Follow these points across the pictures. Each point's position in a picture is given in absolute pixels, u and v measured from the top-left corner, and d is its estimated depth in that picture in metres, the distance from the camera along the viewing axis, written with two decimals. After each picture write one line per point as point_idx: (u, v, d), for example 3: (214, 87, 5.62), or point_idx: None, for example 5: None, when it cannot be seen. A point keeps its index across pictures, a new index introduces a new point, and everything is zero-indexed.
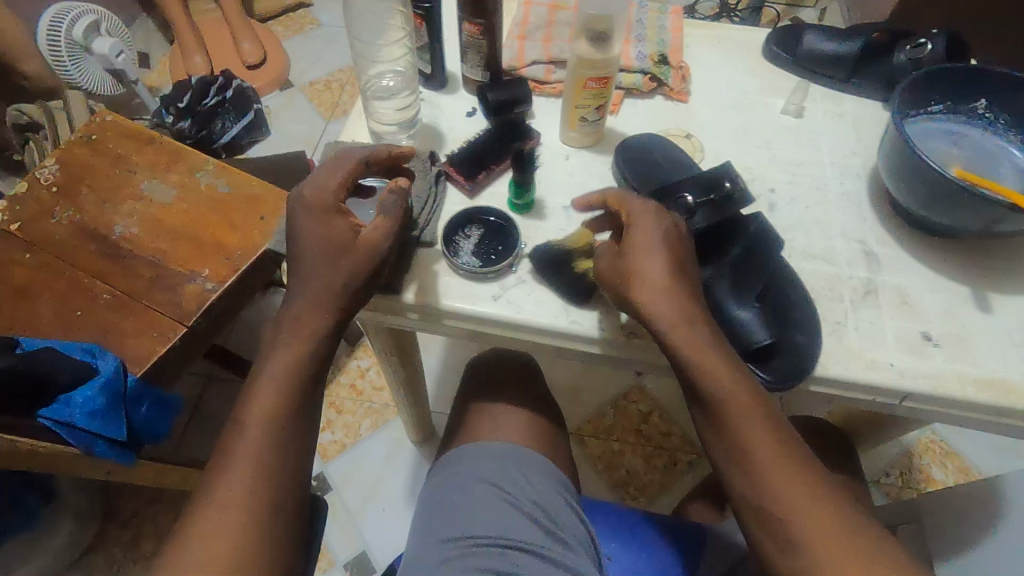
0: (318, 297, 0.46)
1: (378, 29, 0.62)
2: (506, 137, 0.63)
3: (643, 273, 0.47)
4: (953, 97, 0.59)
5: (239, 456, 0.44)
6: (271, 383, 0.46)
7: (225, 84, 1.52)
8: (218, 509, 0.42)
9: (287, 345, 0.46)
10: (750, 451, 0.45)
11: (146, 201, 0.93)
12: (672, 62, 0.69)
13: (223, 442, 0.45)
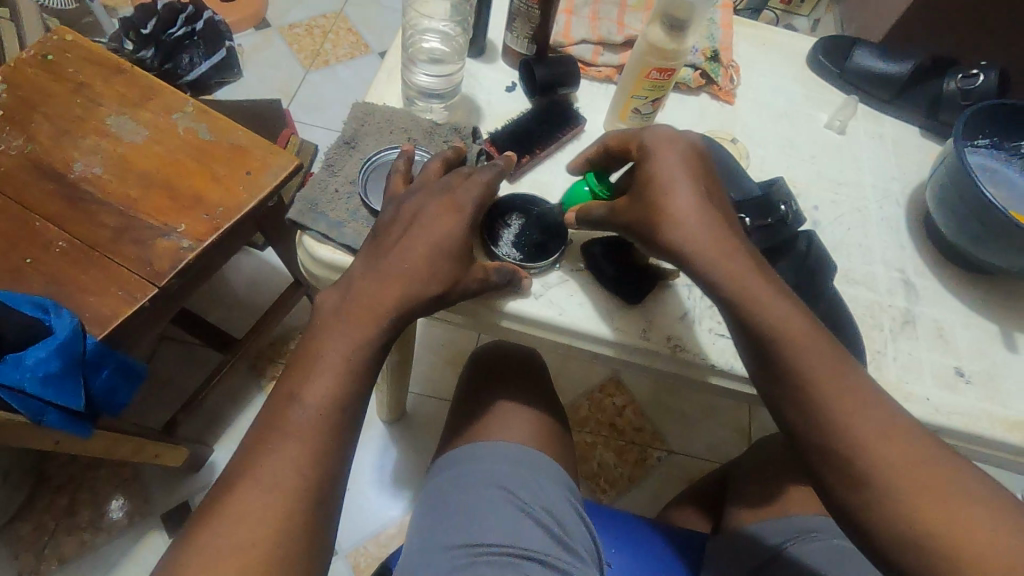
0: (399, 278, 0.43)
1: None
2: (551, 119, 0.58)
3: (677, 210, 0.44)
4: (1000, 133, 0.59)
5: (292, 433, 0.40)
6: (334, 359, 0.42)
7: (195, 15, 1.41)
8: (261, 489, 0.38)
9: (354, 321, 0.42)
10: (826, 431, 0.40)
11: (113, 139, 0.83)
12: (723, 60, 0.66)
13: (275, 420, 0.41)
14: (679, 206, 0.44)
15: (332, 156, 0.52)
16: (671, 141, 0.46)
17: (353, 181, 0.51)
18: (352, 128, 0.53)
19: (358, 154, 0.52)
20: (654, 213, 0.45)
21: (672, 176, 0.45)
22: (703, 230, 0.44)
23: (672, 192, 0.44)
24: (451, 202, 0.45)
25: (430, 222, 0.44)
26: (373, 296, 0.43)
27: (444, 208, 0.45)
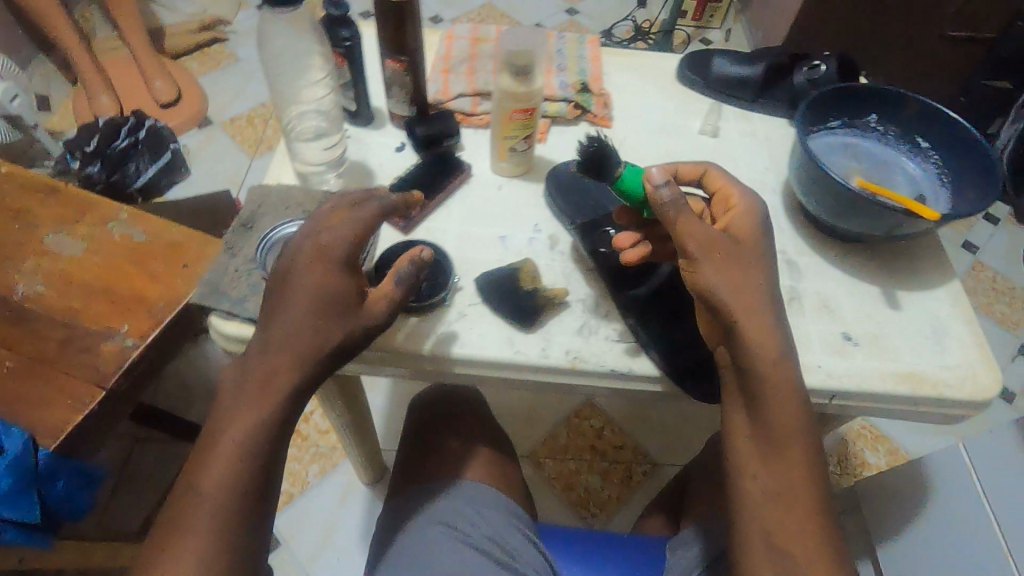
0: (291, 352, 0.45)
1: (296, 68, 0.57)
2: (437, 170, 0.63)
3: (754, 266, 0.49)
4: (848, 114, 0.64)
5: (196, 523, 0.42)
6: (234, 442, 0.44)
7: (138, 125, 1.41)
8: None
9: (250, 403, 0.44)
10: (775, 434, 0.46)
11: (53, 257, 0.86)
12: (594, 90, 0.72)
13: (177, 509, 0.43)
14: (748, 262, 0.49)
15: (231, 239, 0.55)
16: (760, 217, 0.52)
17: (251, 259, 0.54)
18: (249, 210, 0.57)
19: (256, 233, 0.56)
20: (728, 261, 0.49)
21: (753, 243, 0.50)
22: (736, 276, 0.48)
23: (748, 250, 0.50)
24: (321, 251, 0.46)
25: (303, 275, 0.46)
26: (266, 370, 0.45)
27: (314, 260, 0.46)
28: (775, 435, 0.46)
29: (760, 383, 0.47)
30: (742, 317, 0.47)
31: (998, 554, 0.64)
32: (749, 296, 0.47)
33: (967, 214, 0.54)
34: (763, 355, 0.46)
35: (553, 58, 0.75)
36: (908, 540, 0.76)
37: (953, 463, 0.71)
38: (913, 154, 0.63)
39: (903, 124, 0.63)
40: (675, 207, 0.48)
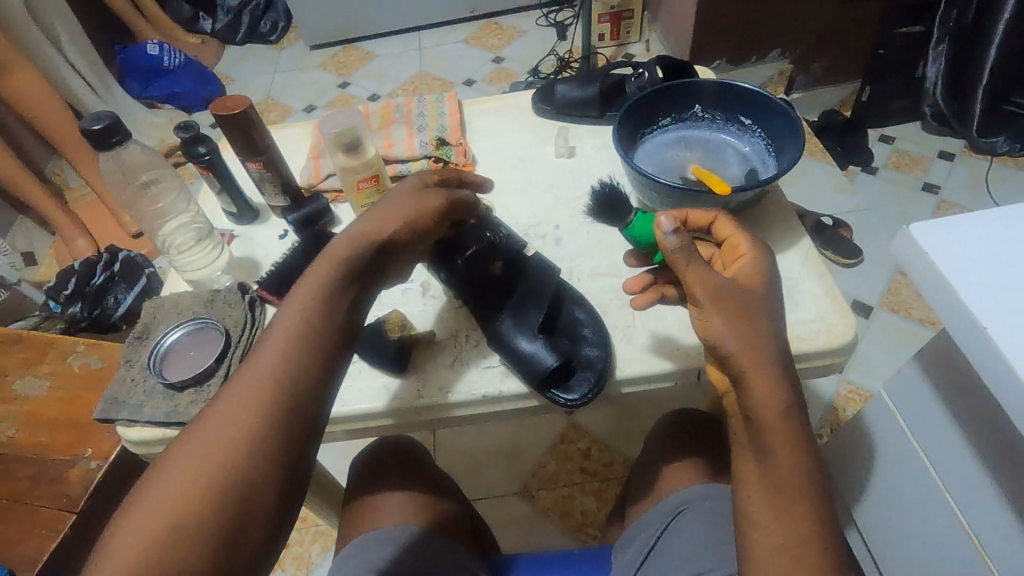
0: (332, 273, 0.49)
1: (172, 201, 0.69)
2: (313, 246, 0.68)
3: (761, 313, 0.45)
4: (674, 111, 0.68)
5: (228, 404, 0.43)
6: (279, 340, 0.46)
7: (112, 260, 1.50)
8: (195, 445, 0.41)
9: (298, 305, 0.47)
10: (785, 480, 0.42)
11: (21, 400, 0.93)
12: (452, 141, 0.78)
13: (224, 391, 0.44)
14: (753, 298, 0.46)
15: (129, 352, 0.61)
16: (768, 268, 0.48)
17: (146, 367, 0.60)
18: (144, 322, 0.63)
19: (150, 342, 0.62)
20: (738, 303, 0.45)
21: (760, 285, 0.47)
22: (744, 330, 0.44)
23: (758, 300, 0.46)
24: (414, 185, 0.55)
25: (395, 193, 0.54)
26: (316, 289, 0.48)
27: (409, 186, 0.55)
28: (785, 489, 0.42)
29: (771, 437, 0.43)
30: (751, 372, 0.43)
31: (936, 491, 0.65)
32: (754, 356, 0.43)
33: (780, 176, 0.58)
34: (773, 407, 0.43)
35: (415, 120, 0.82)
36: (873, 490, 0.76)
37: (880, 407, 0.72)
38: (740, 131, 0.67)
39: (725, 106, 0.67)
40: (683, 251, 0.47)
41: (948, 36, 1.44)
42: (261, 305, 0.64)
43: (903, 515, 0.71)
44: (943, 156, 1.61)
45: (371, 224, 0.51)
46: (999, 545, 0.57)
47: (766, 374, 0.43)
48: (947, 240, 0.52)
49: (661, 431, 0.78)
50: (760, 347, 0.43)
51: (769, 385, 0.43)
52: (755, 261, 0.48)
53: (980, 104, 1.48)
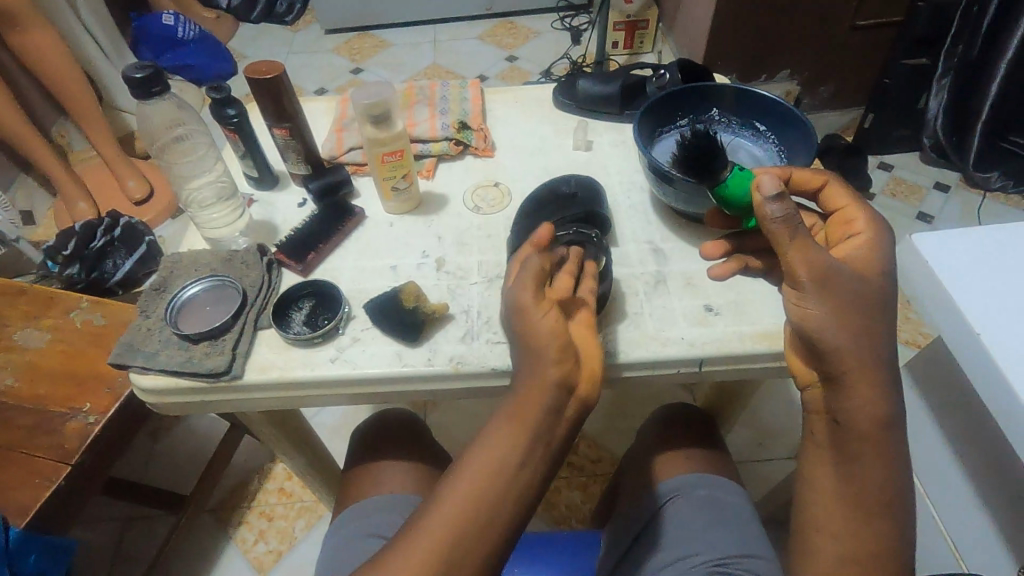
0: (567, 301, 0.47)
1: (198, 165, 0.71)
2: (331, 217, 0.70)
3: (870, 295, 0.45)
4: (692, 111, 0.71)
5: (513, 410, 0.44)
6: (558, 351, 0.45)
7: (113, 224, 1.47)
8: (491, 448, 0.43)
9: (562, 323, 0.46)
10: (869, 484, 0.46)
11: (21, 351, 0.93)
12: (473, 126, 0.79)
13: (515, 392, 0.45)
14: (865, 279, 0.46)
15: (145, 304, 0.62)
16: (880, 250, 0.48)
17: (164, 318, 0.61)
18: (162, 276, 0.64)
19: (168, 296, 0.62)
20: (857, 285, 0.45)
21: (869, 261, 0.48)
22: (853, 325, 0.44)
23: (870, 283, 0.46)
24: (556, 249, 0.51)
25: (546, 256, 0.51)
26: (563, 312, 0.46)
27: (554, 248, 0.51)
28: (863, 498, 0.46)
29: (866, 446, 0.45)
30: (851, 369, 0.44)
31: (917, 496, 0.67)
32: (857, 359, 0.44)
33: None
34: (864, 412, 0.45)
35: (438, 103, 0.83)
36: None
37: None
38: (755, 137, 0.70)
39: (741, 111, 0.70)
40: (786, 223, 0.44)
41: (953, 70, 1.50)
42: (277, 267, 0.65)
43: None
44: (938, 187, 1.65)
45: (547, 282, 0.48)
46: (972, 548, 0.59)
47: (869, 386, 0.45)
48: (944, 250, 0.54)
49: (656, 420, 0.80)
50: (859, 351, 0.44)
51: (869, 392, 0.45)
52: (869, 240, 0.49)
53: (978, 138, 1.53)
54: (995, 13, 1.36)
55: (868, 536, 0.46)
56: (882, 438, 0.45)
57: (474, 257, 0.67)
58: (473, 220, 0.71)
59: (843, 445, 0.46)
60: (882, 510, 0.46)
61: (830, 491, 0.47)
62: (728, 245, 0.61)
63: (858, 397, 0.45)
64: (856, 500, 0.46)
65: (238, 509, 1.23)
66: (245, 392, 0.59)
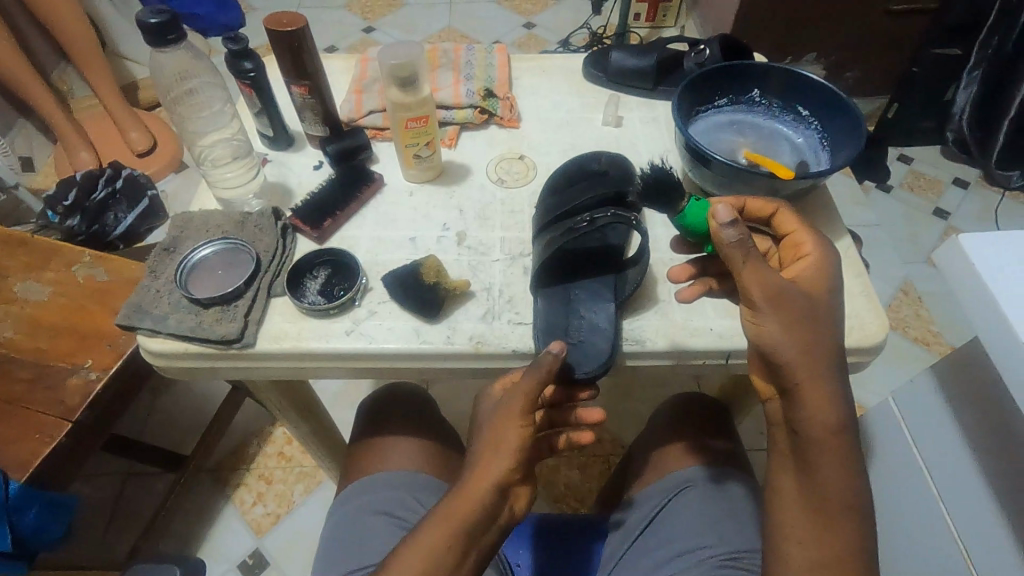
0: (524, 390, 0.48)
1: (213, 121, 0.68)
2: (350, 183, 0.67)
3: (818, 317, 0.46)
4: (732, 92, 0.67)
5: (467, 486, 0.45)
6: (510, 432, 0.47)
7: (114, 176, 1.43)
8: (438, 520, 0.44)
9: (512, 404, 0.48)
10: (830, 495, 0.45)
11: (21, 303, 0.91)
12: (499, 95, 0.76)
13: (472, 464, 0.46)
14: (815, 303, 0.46)
15: (154, 264, 0.59)
16: (830, 271, 0.48)
17: (173, 279, 0.58)
18: (172, 235, 0.61)
19: (178, 257, 0.60)
20: (806, 311, 0.45)
21: (820, 285, 0.47)
22: (804, 339, 0.44)
23: (819, 305, 0.46)
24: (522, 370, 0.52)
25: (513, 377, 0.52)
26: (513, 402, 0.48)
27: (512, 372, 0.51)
28: (826, 507, 0.45)
29: (824, 451, 0.45)
30: (802, 379, 0.44)
31: (930, 497, 0.66)
32: (812, 369, 0.44)
33: (837, 170, 0.58)
34: (820, 417, 0.44)
35: (462, 68, 0.80)
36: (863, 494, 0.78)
37: (886, 412, 0.74)
38: (796, 122, 0.66)
39: (783, 94, 0.66)
40: (741, 246, 0.45)
41: (986, 62, 1.43)
42: (291, 232, 0.63)
43: (893, 520, 0.73)
44: (957, 183, 1.61)
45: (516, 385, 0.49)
46: (984, 552, 0.59)
47: (824, 390, 0.44)
48: (991, 252, 0.52)
49: (670, 408, 0.79)
50: (813, 358, 0.44)
51: (824, 396, 0.44)
52: (814, 264, 0.48)
53: (1004, 135, 1.48)
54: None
55: (837, 542, 0.45)
56: (840, 440, 0.45)
57: (497, 233, 0.64)
58: (496, 194, 0.68)
59: (802, 449, 0.45)
60: (845, 513, 0.45)
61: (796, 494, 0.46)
62: (693, 269, 0.60)
63: (811, 405, 0.44)
64: (819, 508, 0.46)
65: (237, 471, 1.22)
66: (259, 362, 0.57)
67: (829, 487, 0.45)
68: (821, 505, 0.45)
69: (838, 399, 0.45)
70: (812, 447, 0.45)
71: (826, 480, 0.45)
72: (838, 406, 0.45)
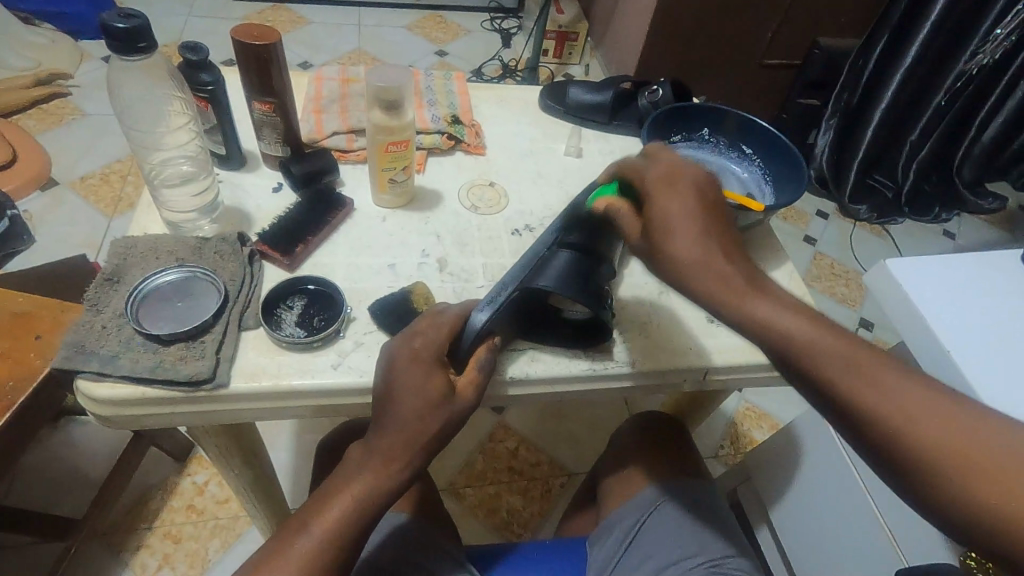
0: (423, 381, 0.49)
1: (156, 114, 0.59)
2: (318, 206, 0.63)
3: (672, 241, 0.46)
4: (685, 130, 0.74)
5: (376, 454, 0.49)
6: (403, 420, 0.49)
7: None
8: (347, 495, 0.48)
9: (410, 388, 0.49)
10: (830, 370, 0.39)
11: None
12: (464, 121, 0.76)
13: (378, 429, 0.50)
14: (677, 233, 0.46)
15: (95, 296, 0.53)
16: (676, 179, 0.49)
17: (122, 313, 0.52)
18: (114, 264, 0.55)
19: (124, 287, 0.54)
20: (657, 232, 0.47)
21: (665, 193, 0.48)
22: (718, 263, 0.45)
23: (675, 230, 0.46)
24: (422, 353, 0.50)
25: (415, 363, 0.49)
26: (418, 387, 0.48)
27: (414, 358, 0.49)
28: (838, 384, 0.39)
29: (815, 347, 0.40)
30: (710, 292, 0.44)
31: (858, 492, 0.70)
32: (735, 285, 0.43)
33: (787, 203, 0.65)
34: (783, 321, 0.41)
35: (424, 93, 0.79)
36: (787, 501, 0.83)
37: (810, 421, 0.77)
38: (740, 159, 0.74)
39: (730, 135, 0.74)
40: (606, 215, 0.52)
41: (837, 113, 1.53)
42: (258, 260, 0.58)
43: (817, 523, 0.77)
44: (819, 214, 1.62)
45: (406, 361, 0.49)
46: (912, 538, 0.63)
47: (761, 298, 0.43)
48: (913, 272, 0.61)
49: (633, 425, 0.82)
50: (733, 276, 0.44)
51: (765, 300, 0.43)
52: (660, 198, 0.47)
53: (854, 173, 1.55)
54: (874, 63, 1.41)
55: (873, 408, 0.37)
56: (819, 326, 0.41)
57: (477, 258, 0.64)
58: (471, 219, 0.68)
59: (796, 365, 0.40)
60: (888, 386, 0.37)
61: (836, 416, 0.39)
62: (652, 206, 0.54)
63: (757, 314, 0.42)
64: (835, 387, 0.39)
65: (136, 531, 1.01)
66: (230, 405, 0.51)
67: (817, 363, 0.40)
68: (872, 397, 0.37)
69: (785, 304, 0.43)
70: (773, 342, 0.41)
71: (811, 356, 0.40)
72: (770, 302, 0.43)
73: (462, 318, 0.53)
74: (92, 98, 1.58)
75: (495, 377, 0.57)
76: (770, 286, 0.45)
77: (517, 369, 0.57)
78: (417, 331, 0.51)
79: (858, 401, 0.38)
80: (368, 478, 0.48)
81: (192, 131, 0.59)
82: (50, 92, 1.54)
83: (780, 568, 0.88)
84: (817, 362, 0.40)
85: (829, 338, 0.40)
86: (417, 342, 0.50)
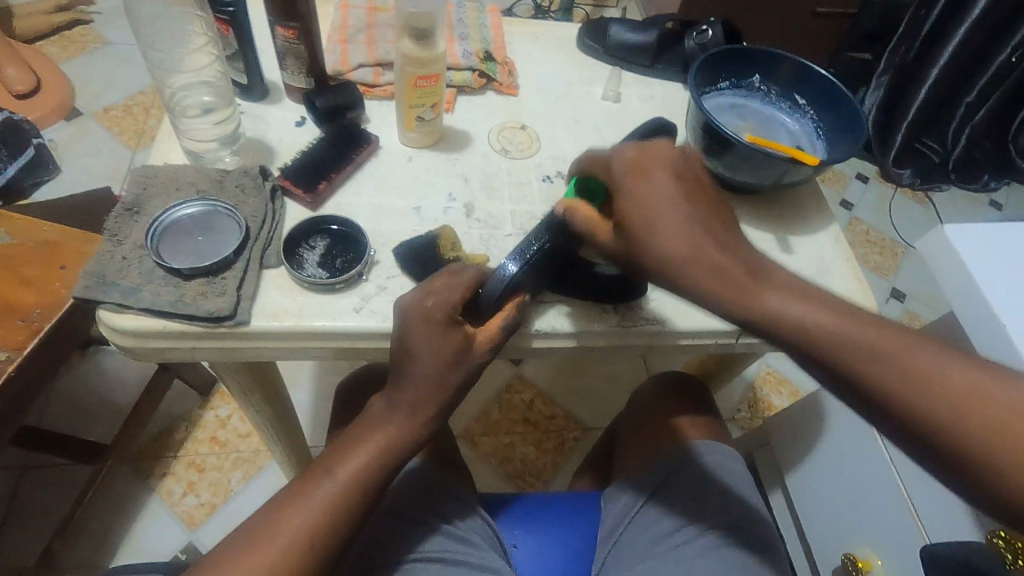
0: (437, 338, 0.47)
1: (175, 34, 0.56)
2: (342, 142, 0.61)
3: (653, 235, 0.45)
4: (734, 75, 0.69)
5: (400, 405, 0.49)
6: (423, 372, 0.48)
7: None
8: (368, 442, 0.48)
9: (430, 343, 0.47)
10: (847, 351, 0.40)
11: None
12: (498, 59, 0.72)
13: (396, 379, 0.49)
14: (657, 230, 0.45)
15: (116, 226, 0.52)
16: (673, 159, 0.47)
17: (143, 246, 0.51)
18: (134, 194, 0.54)
19: (145, 218, 0.53)
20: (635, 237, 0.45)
21: (646, 174, 0.46)
22: (719, 254, 0.44)
23: (659, 222, 0.45)
24: (436, 317, 0.47)
25: (429, 325, 0.47)
26: (435, 344, 0.47)
27: (430, 317, 0.47)
28: (873, 359, 0.40)
29: (841, 340, 0.40)
30: (715, 287, 0.43)
31: (882, 462, 0.68)
32: (739, 282, 0.43)
33: (840, 159, 0.60)
34: (804, 317, 0.42)
35: (455, 26, 0.75)
36: (806, 467, 0.81)
37: None
38: (791, 109, 0.69)
39: (782, 83, 0.69)
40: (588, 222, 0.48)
41: (891, 68, 1.41)
42: (280, 196, 0.56)
43: (836, 491, 0.76)
44: (858, 177, 1.57)
45: (419, 327, 0.47)
46: (936, 514, 0.61)
47: (772, 291, 0.43)
48: (972, 242, 0.56)
49: (654, 385, 0.80)
50: (737, 271, 0.44)
51: (778, 293, 0.43)
52: (632, 187, 0.46)
53: (902, 135, 1.45)
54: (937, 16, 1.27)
55: (897, 385, 0.39)
56: (836, 315, 0.41)
57: (506, 206, 0.61)
58: (502, 164, 0.64)
59: (821, 359, 0.41)
60: (920, 355, 0.39)
61: (871, 408, 0.40)
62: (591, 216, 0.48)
63: (777, 311, 0.42)
64: (872, 354, 0.40)
65: (162, 459, 1.04)
66: (254, 345, 0.50)
67: (844, 345, 0.40)
68: (918, 392, 0.38)
69: (801, 297, 0.43)
70: (801, 338, 0.41)
71: (841, 344, 0.40)
72: (801, 295, 0.43)
73: (477, 280, 0.49)
74: (115, 27, 1.53)
75: (521, 330, 0.55)
76: (775, 272, 0.45)
77: (543, 323, 0.55)
78: (431, 289, 0.48)
79: (891, 385, 0.39)
80: (390, 428, 0.48)
81: (212, 53, 0.57)
82: (72, 18, 1.50)
83: (792, 531, 0.88)
84: (843, 355, 0.40)
85: (855, 319, 0.41)
86: (430, 301, 0.47)
